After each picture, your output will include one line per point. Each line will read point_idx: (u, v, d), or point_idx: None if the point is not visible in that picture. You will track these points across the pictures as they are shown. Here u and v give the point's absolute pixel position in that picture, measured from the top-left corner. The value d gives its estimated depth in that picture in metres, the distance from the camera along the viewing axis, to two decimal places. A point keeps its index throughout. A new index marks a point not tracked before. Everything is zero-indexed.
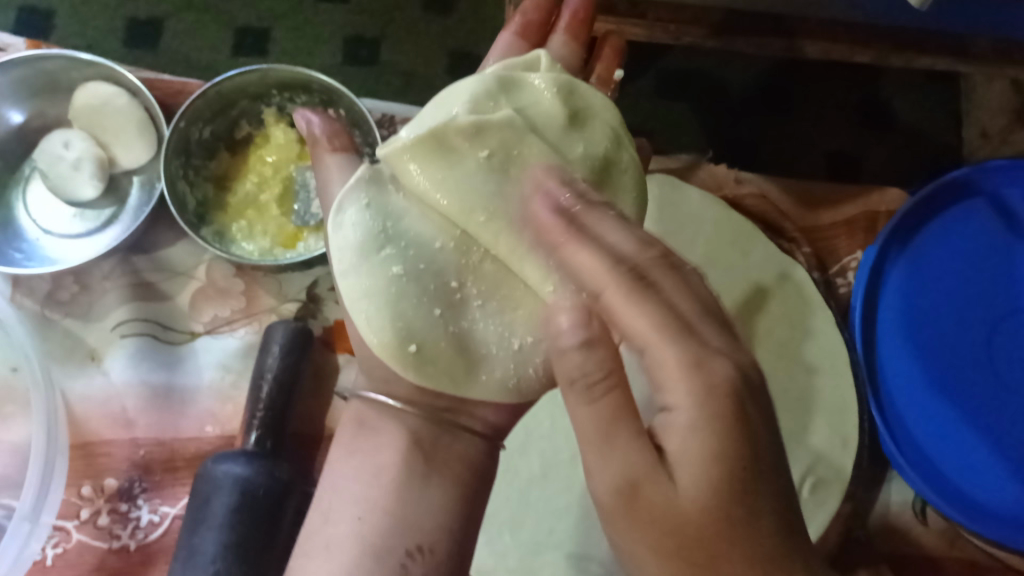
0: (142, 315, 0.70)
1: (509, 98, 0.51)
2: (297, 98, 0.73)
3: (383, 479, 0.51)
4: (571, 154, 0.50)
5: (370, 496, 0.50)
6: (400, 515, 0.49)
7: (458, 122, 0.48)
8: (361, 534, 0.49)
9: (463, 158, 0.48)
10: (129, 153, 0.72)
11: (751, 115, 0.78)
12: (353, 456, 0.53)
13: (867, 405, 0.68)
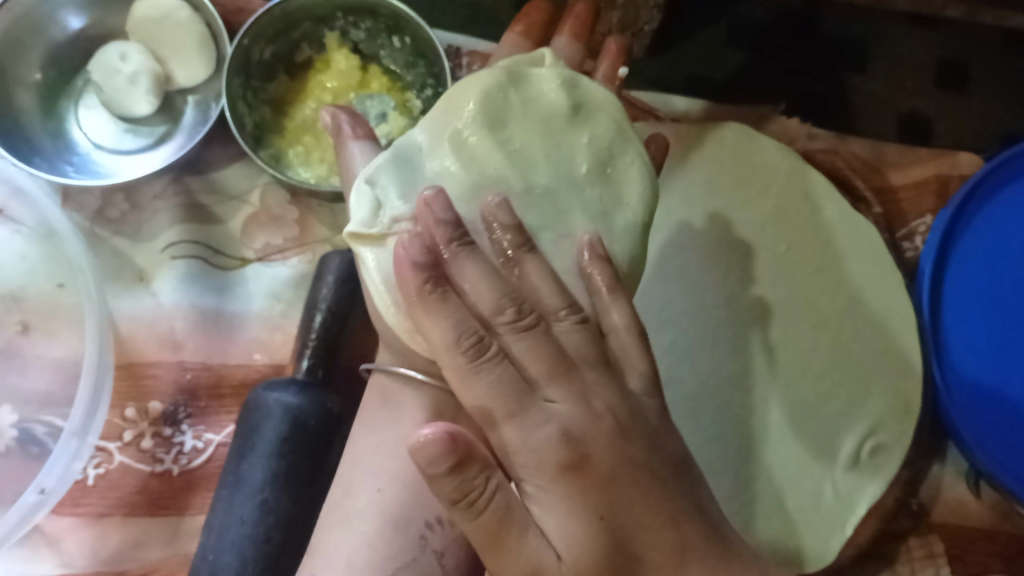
0: (193, 237, 0.68)
1: (519, 90, 0.48)
2: (361, 23, 0.71)
3: (403, 451, 0.53)
4: (577, 144, 0.48)
5: (390, 468, 0.52)
6: (417, 487, 0.51)
7: (477, 112, 0.47)
8: (385, 517, 0.50)
9: (481, 146, 0.47)
10: (188, 72, 0.70)
11: (825, 69, 0.76)
12: (372, 430, 0.54)
13: (928, 366, 0.67)
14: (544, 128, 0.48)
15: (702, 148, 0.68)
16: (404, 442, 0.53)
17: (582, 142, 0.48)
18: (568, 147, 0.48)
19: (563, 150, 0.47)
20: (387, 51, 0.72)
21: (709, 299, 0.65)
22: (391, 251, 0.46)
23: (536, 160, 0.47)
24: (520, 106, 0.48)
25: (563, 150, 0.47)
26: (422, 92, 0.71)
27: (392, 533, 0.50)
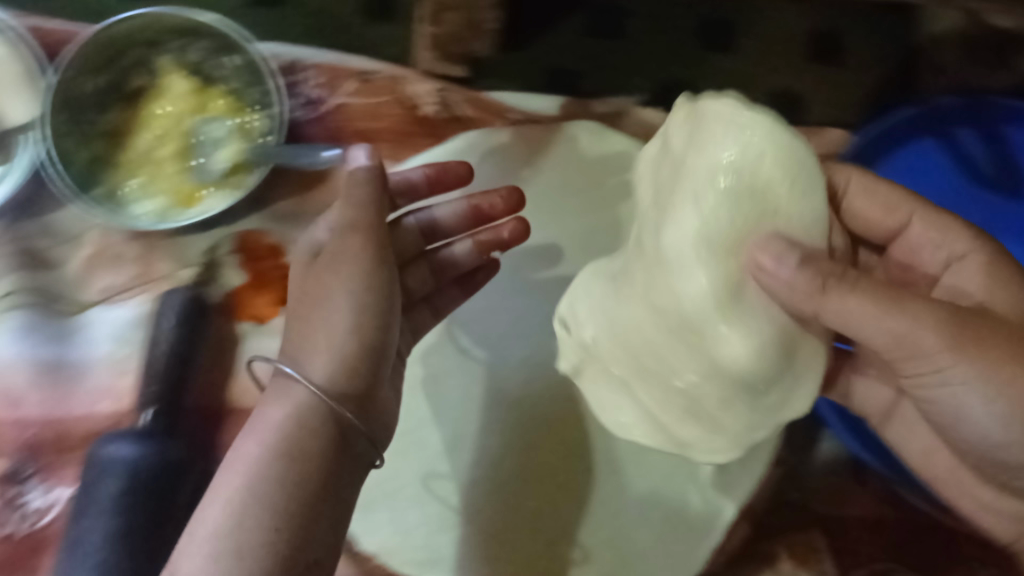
0: (29, 286, 0.65)
1: (693, 144, 0.48)
2: (195, 45, 0.67)
3: (302, 480, 0.46)
4: (711, 185, 0.46)
5: (283, 502, 0.45)
6: (301, 523, 0.45)
7: (670, 218, 0.47)
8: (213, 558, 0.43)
9: (681, 262, 0.47)
10: (12, 109, 0.65)
11: (687, 53, 0.73)
12: (261, 441, 0.47)
13: None
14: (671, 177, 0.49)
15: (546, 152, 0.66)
16: (306, 455, 0.47)
17: (720, 151, 0.46)
18: (705, 163, 0.47)
19: (699, 194, 0.46)
20: (226, 71, 0.67)
21: None
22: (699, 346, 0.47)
23: (685, 217, 0.46)
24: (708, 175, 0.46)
25: (699, 194, 0.46)
26: (263, 110, 0.66)
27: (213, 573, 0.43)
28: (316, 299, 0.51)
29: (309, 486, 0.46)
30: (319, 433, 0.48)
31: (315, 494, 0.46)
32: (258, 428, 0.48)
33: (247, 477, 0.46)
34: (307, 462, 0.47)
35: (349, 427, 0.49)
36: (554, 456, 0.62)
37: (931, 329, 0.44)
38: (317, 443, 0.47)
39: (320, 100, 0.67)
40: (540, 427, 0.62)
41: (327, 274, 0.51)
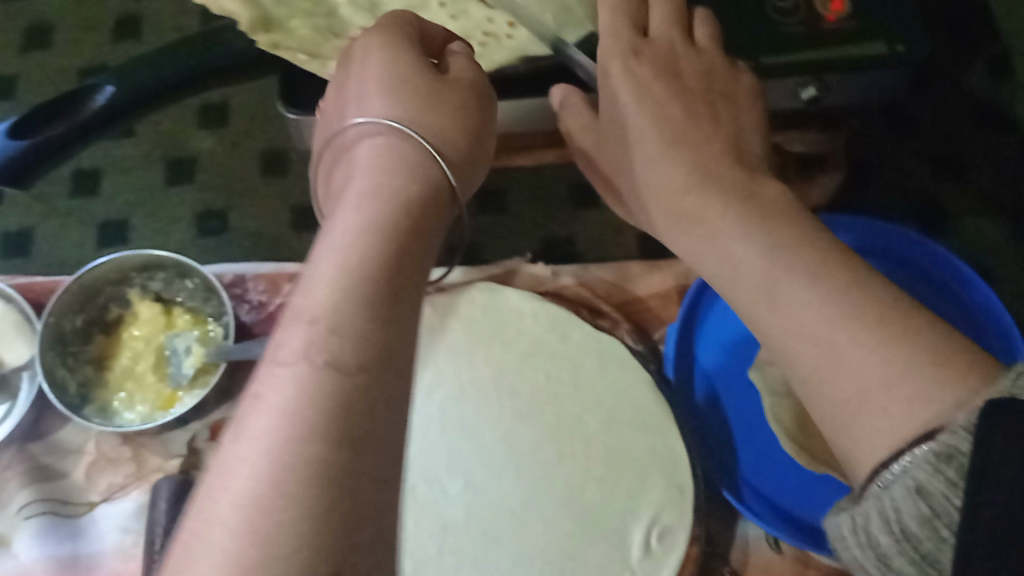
0: (43, 496, 0.77)
1: None
2: (156, 276, 0.82)
3: (370, 203, 0.49)
4: None
5: (341, 303, 0.44)
6: (357, 311, 0.44)
7: None
8: (281, 420, 0.40)
9: None
10: (14, 352, 0.79)
11: (560, 213, 0.87)
12: (358, 209, 0.49)
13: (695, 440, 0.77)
14: None
15: (456, 309, 0.78)
16: (379, 224, 0.48)
17: None
18: None
19: None
20: (185, 293, 0.83)
21: (489, 440, 0.74)
22: None
23: None
24: None
25: None
26: (220, 320, 0.81)
27: (288, 430, 0.39)
28: (365, 82, 0.58)
29: (390, 266, 0.46)
30: (410, 189, 0.51)
31: (415, 267, 0.48)
32: (334, 240, 0.48)
33: (358, 257, 0.46)
34: (399, 225, 0.49)
35: (442, 206, 0.53)
36: (506, 561, 0.70)
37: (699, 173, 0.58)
38: (413, 201, 0.50)
39: (265, 304, 0.81)
40: (490, 541, 0.71)
41: (369, 76, 0.58)
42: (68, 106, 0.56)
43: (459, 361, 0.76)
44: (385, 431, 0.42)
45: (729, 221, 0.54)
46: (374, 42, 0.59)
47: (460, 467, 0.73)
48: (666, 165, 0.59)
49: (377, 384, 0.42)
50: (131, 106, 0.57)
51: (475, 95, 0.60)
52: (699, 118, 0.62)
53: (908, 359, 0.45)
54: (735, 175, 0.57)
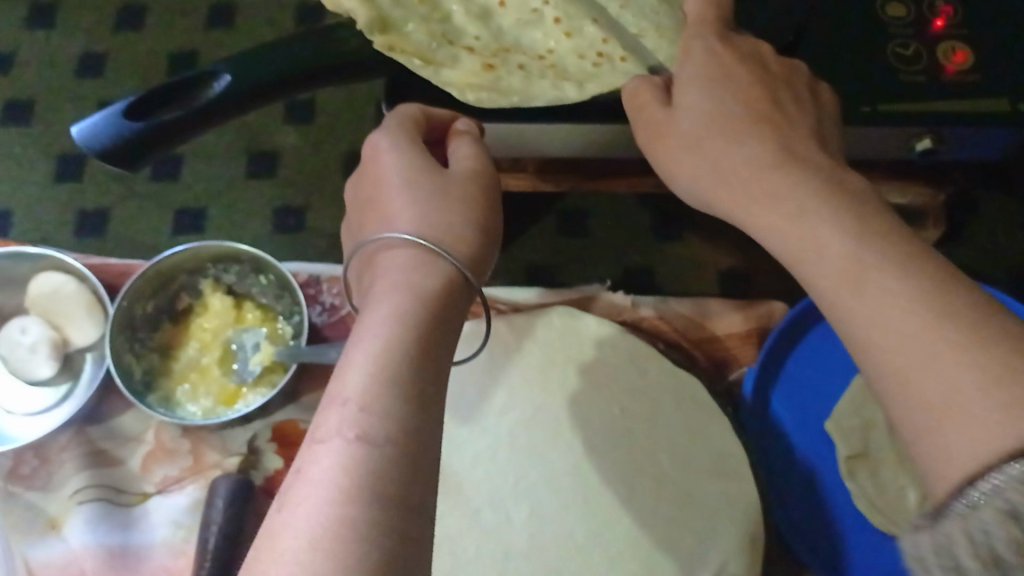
0: (98, 482, 0.76)
1: None
2: (230, 268, 0.81)
3: (400, 293, 0.52)
4: None
5: (367, 391, 0.47)
6: (382, 397, 0.47)
7: None
8: (324, 489, 0.44)
9: None
10: (82, 332, 0.78)
11: (641, 242, 0.86)
12: (380, 303, 0.52)
13: (767, 488, 0.75)
14: None
15: (535, 331, 0.77)
16: (404, 312, 0.51)
17: None
18: None
19: None
20: (257, 288, 0.81)
21: (558, 469, 0.72)
22: None
23: None
24: None
25: None
26: (290, 320, 0.80)
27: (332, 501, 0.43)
28: (379, 177, 0.60)
29: (415, 346, 0.50)
30: (431, 270, 0.54)
31: (440, 345, 0.52)
32: (362, 328, 0.51)
33: (384, 341, 0.50)
34: (422, 306, 0.52)
35: (469, 284, 0.56)
36: None
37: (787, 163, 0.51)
38: (434, 283, 0.54)
39: (337, 307, 0.80)
40: (551, 574, 0.68)
41: (391, 157, 0.60)
42: (185, 92, 0.56)
43: (535, 384, 0.75)
44: (423, 496, 0.45)
45: (814, 209, 0.48)
46: (382, 143, 0.61)
47: (526, 493, 0.71)
48: (741, 146, 0.52)
49: (410, 454, 0.46)
50: (245, 96, 0.56)
51: (493, 173, 0.61)
52: (774, 107, 0.55)
53: (1008, 366, 0.39)
54: (803, 150, 0.52)
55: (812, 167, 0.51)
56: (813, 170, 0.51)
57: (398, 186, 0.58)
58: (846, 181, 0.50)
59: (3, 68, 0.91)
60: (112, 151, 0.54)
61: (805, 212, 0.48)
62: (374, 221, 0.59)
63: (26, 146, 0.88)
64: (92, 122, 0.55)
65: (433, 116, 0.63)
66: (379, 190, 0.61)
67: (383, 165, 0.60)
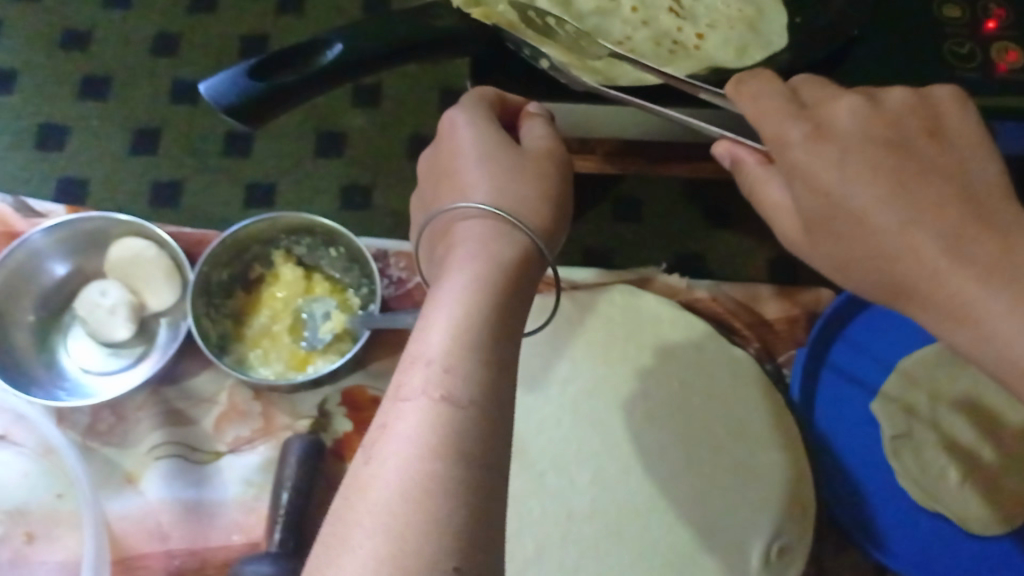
0: (173, 440, 0.79)
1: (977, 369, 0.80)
2: (302, 240, 0.84)
3: (481, 258, 0.54)
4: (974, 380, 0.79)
5: (451, 350, 0.48)
6: (465, 359, 0.48)
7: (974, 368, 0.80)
8: (412, 445, 0.44)
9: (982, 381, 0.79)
10: (158, 297, 0.81)
11: (692, 230, 0.90)
12: (461, 266, 0.54)
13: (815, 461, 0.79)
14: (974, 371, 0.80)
15: (597, 307, 0.81)
16: (485, 276, 0.53)
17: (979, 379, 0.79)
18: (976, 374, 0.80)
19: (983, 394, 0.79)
20: (326, 260, 0.85)
21: (619, 437, 0.75)
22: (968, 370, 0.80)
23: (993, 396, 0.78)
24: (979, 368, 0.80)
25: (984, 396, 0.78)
26: (359, 291, 0.83)
27: (419, 459, 0.43)
28: (455, 153, 0.63)
29: (495, 311, 0.51)
30: (508, 242, 0.56)
31: (517, 313, 0.53)
32: (442, 293, 0.52)
33: (466, 305, 0.51)
34: (499, 273, 0.53)
35: (542, 257, 0.58)
36: (628, 558, 0.70)
37: (877, 190, 0.45)
38: (512, 255, 0.55)
39: (404, 280, 0.83)
40: (612, 536, 0.71)
41: (466, 135, 0.63)
42: (300, 56, 0.59)
43: (598, 357, 0.78)
44: (501, 457, 0.46)
45: (932, 252, 0.44)
46: (460, 120, 0.64)
47: (589, 459, 0.74)
48: (854, 195, 0.46)
49: (492, 416, 0.46)
50: (355, 65, 0.59)
51: (563, 155, 0.63)
52: (840, 125, 0.48)
53: None
54: (893, 172, 0.46)
55: (904, 188, 0.45)
56: (909, 195, 0.45)
57: (475, 161, 0.61)
58: (944, 198, 0.45)
59: (82, 45, 0.95)
60: (236, 106, 0.58)
61: (917, 258, 0.44)
62: (450, 195, 0.61)
63: (104, 119, 0.91)
64: (218, 80, 0.58)
65: (508, 101, 0.67)
66: (454, 165, 0.63)
67: (459, 140, 0.63)
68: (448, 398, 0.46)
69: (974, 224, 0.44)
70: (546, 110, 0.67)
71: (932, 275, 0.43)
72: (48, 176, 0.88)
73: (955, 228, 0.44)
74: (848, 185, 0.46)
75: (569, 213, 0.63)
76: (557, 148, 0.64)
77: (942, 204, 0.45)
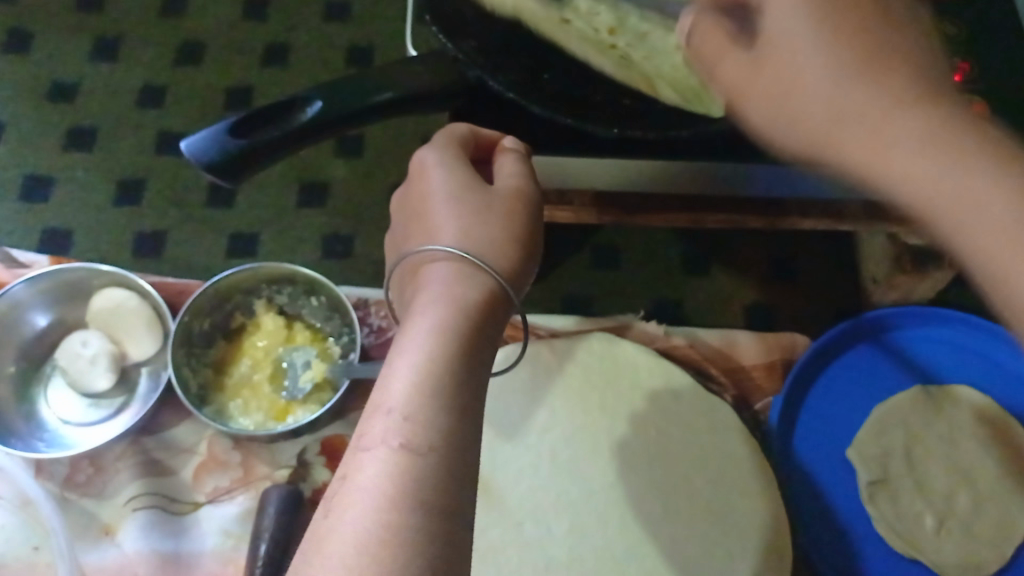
0: (151, 490, 0.79)
1: (946, 406, 0.81)
2: (283, 289, 0.85)
3: (445, 303, 0.54)
4: (946, 418, 0.80)
5: (411, 398, 0.49)
6: (425, 409, 0.48)
7: (943, 403, 0.81)
8: (370, 496, 0.45)
9: (950, 416, 0.80)
10: (140, 347, 0.82)
11: (668, 277, 0.91)
12: (424, 311, 0.54)
13: (792, 509, 0.79)
14: (945, 407, 0.81)
15: (575, 355, 0.81)
16: (448, 322, 0.53)
17: (949, 416, 0.80)
18: (946, 410, 0.81)
19: (953, 433, 0.79)
20: (308, 309, 0.85)
21: (596, 484, 0.75)
22: (941, 409, 0.81)
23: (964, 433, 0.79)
24: (949, 405, 0.81)
25: (955, 435, 0.79)
26: (339, 340, 0.83)
27: (376, 509, 0.44)
28: (424, 192, 0.63)
29: (457, 357, 0.51)
30: (472, 286, 0.56)
31: (480, 358, 0.53)
32: (407, 338, 0.53)
33: (429, 351, 0.51)
34: (462, 319, 0.53)
35: (508, 300, 0.58)
36: None
37: (818, 35, 0.45)
38: (476, 299, 0.55)
39: (384, 329, 0.84)
40: None
41: (437, 175, 0.63)
42: (281, 112, 0.60)
43: (576, 404, 0.79)
44: (462, 506, 0.46)
45: (864, 96, 0.43)
46: (430, 158, 0.64)
47: (567, 508, 0.75)
48: (806, 63, 0.45)
49: (451, 464, 0.47)
50: (335, 121, 0.60)
51: (534, 193, 0.64)
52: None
53: None
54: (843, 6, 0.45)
55: (849, 29, 0.44)
56: (853, 32, 0.44)
57: (444, 204, 0.62)
58: (890, 38, 0.44)
59: (69, 98, 0.96)
60: (217, 164, 0.59)
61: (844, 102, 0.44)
62: (421, 235, 0.62)
63: (88, 170, 0.92)
64: (201, 138, 0.59)
65: (480, 135, 0.67)
66: (423, 205, 0.64)
67: (430, 178, 0.64)
68: (405, 449, 0.47)
69: (912, 70, 0.43)
70: (522, 143, 0.67)
71: (862, 117, 0.43)
72: (32, 227, 0.89)
73: (893, 77, 0.43)
74: (793, 49, 0.45)
75: (539, 254, 0.63)
76: (529, 185, 0.64)
77: (885, 42, 0.44)
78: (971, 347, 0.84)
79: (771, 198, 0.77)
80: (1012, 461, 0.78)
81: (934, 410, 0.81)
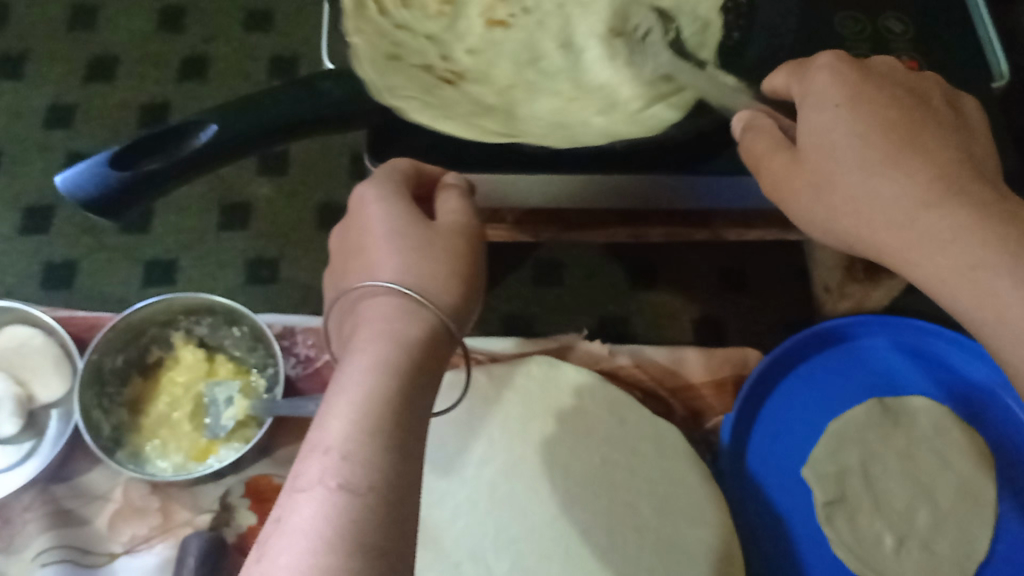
0: (64, 542, 0.73)
1: (902, 417, 0.77)
2: (202, 320, 0.80)
3: (384, 338, 0.49)
4: (901, 429, 0.77)
5: (350, 438, 0.44)
6: (367, 448, 0.43)
7: (897, 412, 0.77)
8: (305, 541, 0.40)
9: (906, 428, 0.77)
10: (46, 386, 0.77)
11: (612, 292, 0.87)
12: (363, 349, 0.49)
13: (748, 534, 0.75)
14: (900, 417, 0.77)
15: (513, 383, 0.76)
16: (389, 359, 0.48)
17: (903, 426, 0.77)
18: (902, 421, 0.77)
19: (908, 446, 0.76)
20: (229, 339, 0.81)
21: (539, 518, 0.71)
22: (898, 420, 0.77)
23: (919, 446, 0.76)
24: (904, 415, 0.77)
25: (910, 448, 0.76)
26: (263, 372, 0.79)
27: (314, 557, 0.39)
28: (360, 224, 0.58)
29: (399, 395, 0.46)
30: (414, 319, 0.51)
31: (422, 398, 0.48)
32: (345, 377, 0.48)
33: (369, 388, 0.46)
34: (404, 354, 0.48)
35: (451, 335, 0.53)
36: None
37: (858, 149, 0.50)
38: (419, 334, 0.50)
39: (312, 358, 0.79)
40: None
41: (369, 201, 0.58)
42: (170, 140, 0.56)
43: (516, 432, 0.74)
44: (404, 557, 0.41)
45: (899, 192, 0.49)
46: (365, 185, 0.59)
47: (508, 546, 0.70)
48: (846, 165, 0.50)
49: (395, 505, 0.42)
50: (231, 147, 0.55)
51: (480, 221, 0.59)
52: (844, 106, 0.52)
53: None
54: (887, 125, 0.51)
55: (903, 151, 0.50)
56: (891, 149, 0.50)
57: (382, 231, 0.56)
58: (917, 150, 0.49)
59: None
60: (94, 200, 0.55)
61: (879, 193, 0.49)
62: (358, 267, 0.56)
63: None
64: (76, 172, 0.55)
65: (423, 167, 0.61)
66: (359, 235, 0.58)
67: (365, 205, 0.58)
68: (345, 490, 0.41)
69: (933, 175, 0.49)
70: (465, 179, 0.61)
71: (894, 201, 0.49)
72: None
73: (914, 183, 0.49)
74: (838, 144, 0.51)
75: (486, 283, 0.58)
76: (475, 211, 0.59)
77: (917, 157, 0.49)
78: (932, 359, 0.80)
79: (712, 212, 0.74)
80: (973, 474, 0.74)
81: (889, 421, 0.77)
